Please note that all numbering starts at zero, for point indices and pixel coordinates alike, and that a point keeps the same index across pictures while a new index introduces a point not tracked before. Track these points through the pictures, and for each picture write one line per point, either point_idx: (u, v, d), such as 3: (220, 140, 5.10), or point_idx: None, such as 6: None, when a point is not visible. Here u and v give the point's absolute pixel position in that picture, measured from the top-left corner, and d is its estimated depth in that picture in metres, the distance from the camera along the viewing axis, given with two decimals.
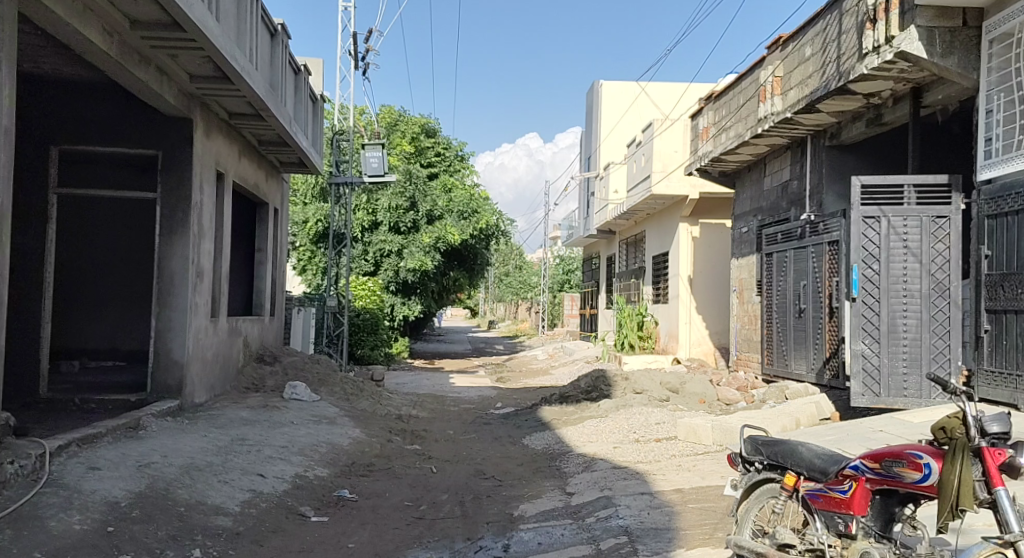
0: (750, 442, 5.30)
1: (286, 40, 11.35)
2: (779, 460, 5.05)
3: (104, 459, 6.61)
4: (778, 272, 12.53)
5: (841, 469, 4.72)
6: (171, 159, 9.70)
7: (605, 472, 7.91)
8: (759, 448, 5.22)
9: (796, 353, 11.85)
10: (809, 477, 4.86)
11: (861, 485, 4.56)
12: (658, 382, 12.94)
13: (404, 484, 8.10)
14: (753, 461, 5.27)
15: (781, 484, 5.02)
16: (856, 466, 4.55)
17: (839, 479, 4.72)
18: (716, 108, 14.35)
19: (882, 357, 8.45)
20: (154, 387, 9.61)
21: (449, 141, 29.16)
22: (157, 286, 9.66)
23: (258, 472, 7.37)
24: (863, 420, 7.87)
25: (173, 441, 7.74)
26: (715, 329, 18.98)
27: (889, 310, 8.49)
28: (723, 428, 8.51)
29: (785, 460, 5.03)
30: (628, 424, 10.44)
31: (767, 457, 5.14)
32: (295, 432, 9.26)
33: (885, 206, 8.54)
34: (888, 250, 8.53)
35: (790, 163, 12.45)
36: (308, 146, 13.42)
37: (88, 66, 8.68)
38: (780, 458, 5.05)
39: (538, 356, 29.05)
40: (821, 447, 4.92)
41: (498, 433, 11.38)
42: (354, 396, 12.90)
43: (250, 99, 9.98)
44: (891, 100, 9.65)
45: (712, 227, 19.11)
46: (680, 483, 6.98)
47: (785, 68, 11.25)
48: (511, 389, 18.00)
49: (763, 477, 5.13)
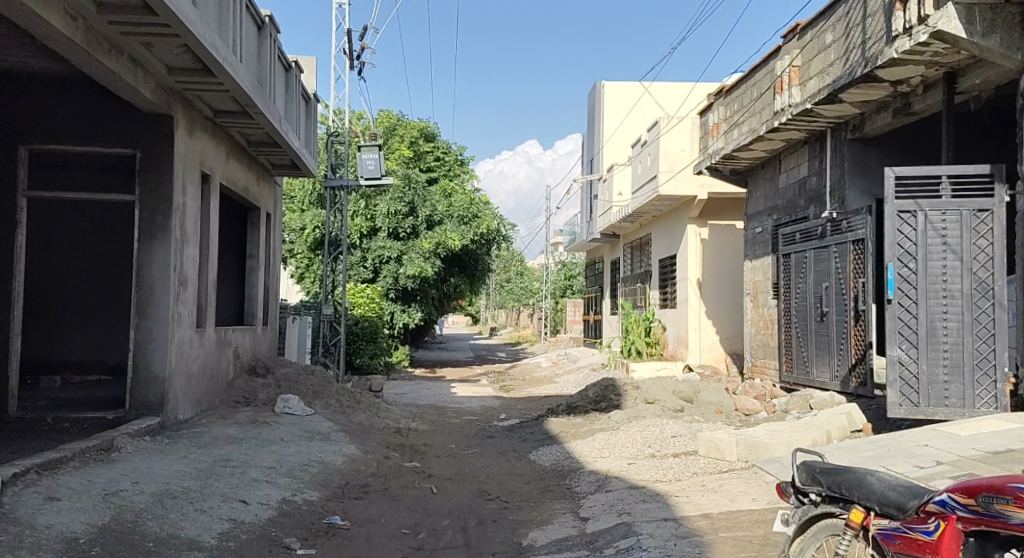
0: (806, 471, 4.79)
1: (275, 34, 10.71)
2: (843, 493, 4.54)
3: (65, 488, 5.97)
4: (798, 274, 11.98)
5: (923, 504, 4.18)
6: (149, 158, 9.02)
7: (622, 494, 7.23)
8: (816, 478, 4.72)
9: (818, 360, 11.28)
10: (882, 513, 4.33)
11: (952, 524, 4.04)
12: (671, 392, 12.27)
13: (401, 508, 7.42)
14: (809, 493, 4.76)
15: (846, 520, 4.46)
16: (945, 501, 4.05)
17: (921, 516, 4.18)
18: (727, 103, 13.80)
19: (921, 363, 7.78)
20: (133, 404, 8.91)
21: (448, 145, 28.56)
22: (136, 295, 8.97)
23: (240, 499, 6.68)
24: (904, 433, 7.18)
25: (148, 464, 7.07)
26: (726, 335, 18.35)
27: (928, 314, 7.83)
28: (748, 443, 7.82)
29: (851, 492, 4.50)
30: (642, 437, 9.75)
31: (827, 489, 4.64)
32: (284, 451, 8.58)
33: (921, 199, 7.87)
34: (926, 247, 7.86)
35: (807, 158, 11.97)
36: (301, 148, 12.79)
37: (56, 57, 8.04)
38: (846, 490, 4.53)
39: (542, 363, 28.35)
40: (896, 480, 4.40)
41: (503, 447, 10.69)
42: (351, 409, 12.21)
43: (236, 95, 9.33)
44: (921, 88, 8.99)
45: (722, 229, 18.41)
46: (708, 507, 6.31)
47: (804, 57, 10.71)
48: (515, 398, 17.32)
49: (821, 512, 4.61)
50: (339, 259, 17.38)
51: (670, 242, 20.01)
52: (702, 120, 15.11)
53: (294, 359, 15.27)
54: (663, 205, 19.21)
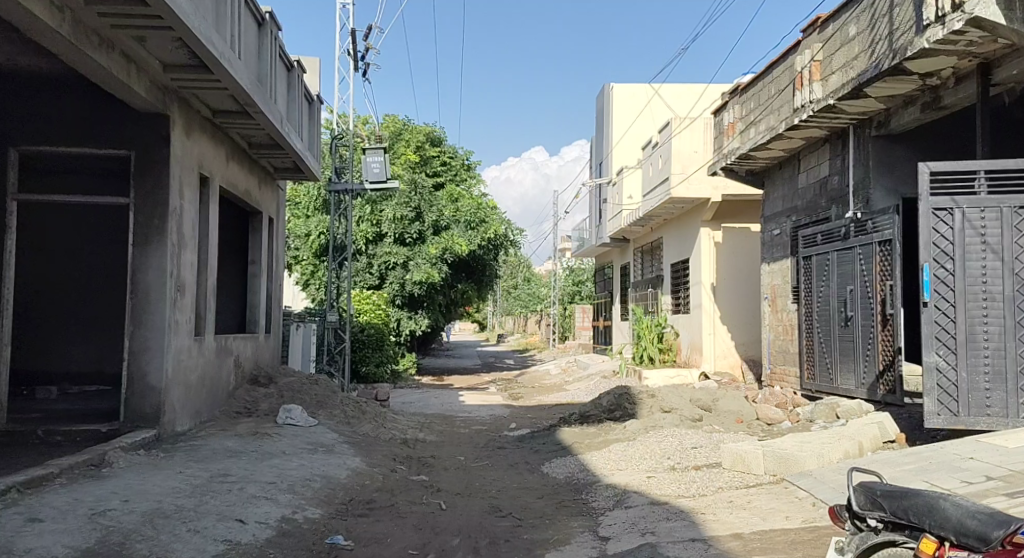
0: (864, 496, 4.68)
1: (275, 31, 10.32)
2: (914, 519, 4.37)
3: (49, 508, 5.62)
4: (820, 278, 11.62)
5: (1008, 535, 3.91)
6: (145, 159, 8.63)
7: (643, 510, 6.81)
8: (877, 503, 4.60)
9: (843, 367, 10.92)
10: (957, 541, 4.14)
11: None
12: (689, 400, 11.83)
13: (408, 526, 6.99)
14: (866, 519, 4.64)
15: (916, 550, 4.29)
16: None
17: (1006, 547, 3.90)
18: (743, 101, 13.42)
19: (960, 371, 7.34)
20: (128, 415, 8.51)
21: (455, 150, 28.20)
22: (130, 302, 8.57)
23: (237, 517, 6.27)
24: (945, 445, 6.73)
25: (140, 481, 6.68)
26: (741, 340, 17.92)
27: (967, 318, 7.39)
28: (776, 455, 7.37)
29: (923, 519, 4.33)
30: (661, 449, 9.30)
31: (889, 513, 4.51)
32: (286, 465, 8.16)
33: (958, 196, 7.43)
34: (964, 247, 7.42)
35: (829, 157, 11.63)
36: (304, 151, 12.42)
37: (45, 54, 7.68)
38: (916, 516, 4.37)
39: (551, 370, 27.89)
40: (976, 507, 4.19)
41: (514, 459, 10.25)
42: (356, 419, 11.79)
43: (235, 93, 8.95)
44: (953, 80, 8.57)
45: (736, 231, 18.04)
46: (737, 527, 5.89)
47: (825, 51, 10.31)
48: (524, 407, 16.88)
49: (881, 539, 4.47)
50: (343, 261, 16.92)
51: (682, 246, 19.58)
52: (716, 119, 14.71)
53: (298, 368, 14.86)
54: (675, 207, 18.79)
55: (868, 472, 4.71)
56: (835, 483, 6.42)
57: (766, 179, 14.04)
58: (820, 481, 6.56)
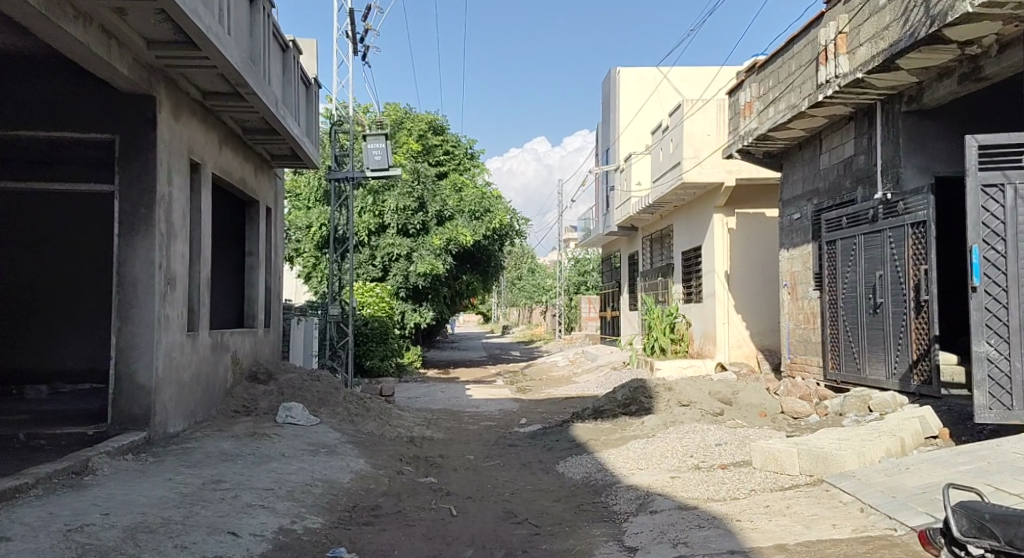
0: (962, 518, 4.12)
1: (269, 8, 9.75)
2: None
3: (19, 525, 5.09)
4: (846, 263, 11.08)
5: None
6: (129, 144, 8.07)
7: (671, 516, 6.26)
8: (986, 530, 4.05)
9: (873, 356, 10.38)
10: None
11: None
12: (707, 393, 11.27)
13: (417, 535, 6.46)
14: (966, 547, 4.10)
15: None
16: None
17: None
18: (760, 80, 12.94)
19: (1014, 361, 6.80)
20: (116, 417, 7.98)
21: (458, 138, 27.64)
22: (116, 296, 8.03)
23: (229, 530, 5.74)
24: (1002, 443, 6.18)
25: (125, 490, 6.15)
26: (756, 330, 17.43)
27: (1020, 303, 6.85)
28: (812, 454, 6.82)
29: None
30: (683, 446, 8.74)
31: (1006, 543, 3.97)
32: (284, 468, 7.63)
33: (1010, 171, 6.87)
34: (1017, 226, 6.86)
35: (854, 136, 11.09)
36: (302, 137, 11.88)
37: (21, 30, 7.13)
38: None
39: (559, 362, 27.34)
40: None
41: (526, 458, 9.70)
42: (361, 416, 11.24)
43: (225, 73, 8.39)
44: (995, 49, 8.00)
45: (751, 217, 17.45)
46: (779, 537, 5.34)
47: (852, 23, 9.81)
48: (534, 401, 16.34)
49: None
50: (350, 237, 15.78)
51: (694, 233, 18.99)
52: (731, 100, 14.22)
53: (300, 363, 14.33)
54: (687, 193, 18.20)
55: (967, 487, 4.12)
56: (883, 485, 5.87)
57: (784, 162, 13.56)
58: (866, 483, 6.01)
